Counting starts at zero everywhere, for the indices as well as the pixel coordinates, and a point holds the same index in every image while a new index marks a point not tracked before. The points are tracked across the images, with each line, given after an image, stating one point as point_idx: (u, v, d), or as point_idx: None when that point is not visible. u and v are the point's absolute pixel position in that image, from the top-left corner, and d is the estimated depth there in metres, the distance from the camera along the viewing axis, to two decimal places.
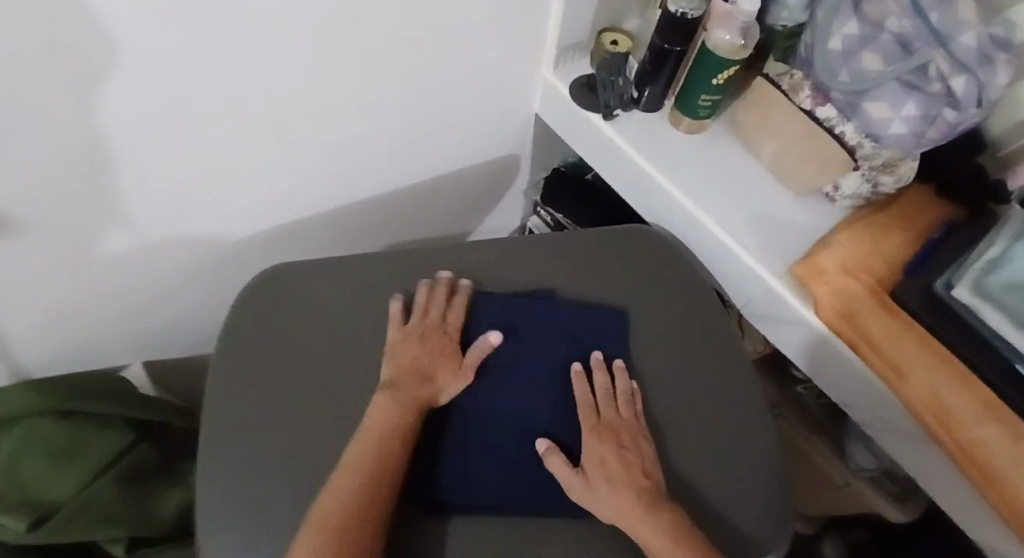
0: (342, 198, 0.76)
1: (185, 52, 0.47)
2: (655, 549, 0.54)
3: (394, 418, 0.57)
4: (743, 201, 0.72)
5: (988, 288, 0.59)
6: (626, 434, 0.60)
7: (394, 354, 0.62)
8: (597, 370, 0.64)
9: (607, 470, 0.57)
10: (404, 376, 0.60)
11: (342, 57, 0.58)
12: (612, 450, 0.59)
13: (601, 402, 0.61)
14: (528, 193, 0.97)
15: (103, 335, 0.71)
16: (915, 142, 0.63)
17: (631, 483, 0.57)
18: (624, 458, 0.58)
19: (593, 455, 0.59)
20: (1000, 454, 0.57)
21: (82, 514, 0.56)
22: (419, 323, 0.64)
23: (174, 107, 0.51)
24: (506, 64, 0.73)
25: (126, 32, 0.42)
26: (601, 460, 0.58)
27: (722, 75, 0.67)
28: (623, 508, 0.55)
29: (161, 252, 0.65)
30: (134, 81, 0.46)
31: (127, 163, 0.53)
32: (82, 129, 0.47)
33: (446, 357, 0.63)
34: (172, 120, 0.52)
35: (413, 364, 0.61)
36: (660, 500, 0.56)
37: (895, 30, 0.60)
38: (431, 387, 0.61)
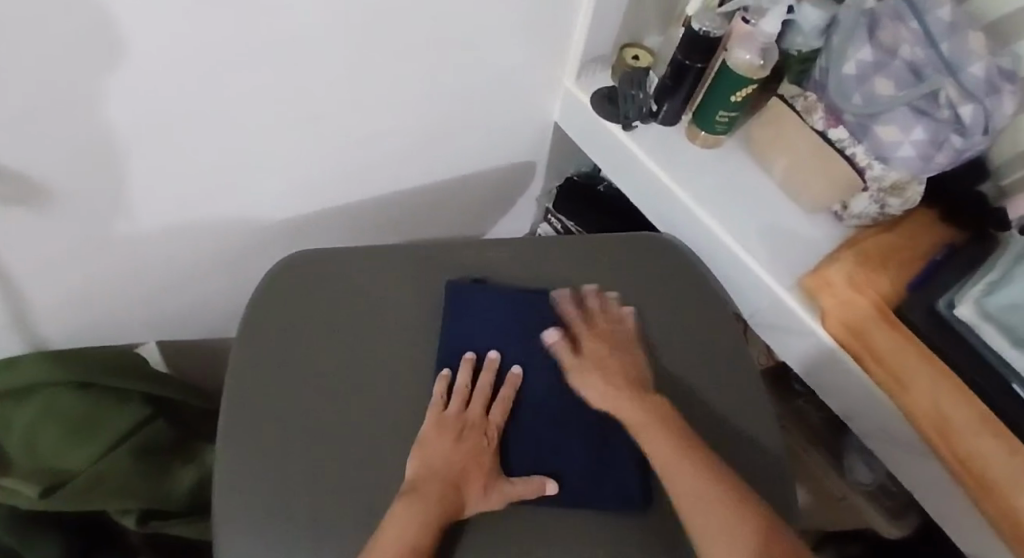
0: (362, 193, 0.78)
1: (219, 35, 0.48)
2: (643, 425, 0.59)
3: (417, 520, 0.52)
4: (754, 213, 0.74)
5: (988, 309, 0.63)
6: (618, 338, 0.66)
7: (422, 451, 0.58)
8: (591, 296, 0.69)
9: (603, 364, 0.63)
10: (429, 481, 0.56)
11: (369, 54, 0.59)
12: (608, 350, 0.64)
13: (593, 313, 0.67)
14: (540, 199, 0.99)
15: (121, 313, 0.71)
16: (924, 165, 0.65)
17: (626, 376, 0.63)
18: (616, 356, 0.64)
19: (591, 353, 0.64)
20: (1000, 465, 0.59)
21: (98, 486, 0.57)
22: (457, 415, 0.61)
23: (202, 87, 0.52)
24: (530, 72, 0.75)
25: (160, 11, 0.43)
26: (596, 359, 0.64)
27: (740, 92, 0.69)
28: (616, 395, 0.61)
29: (187, 232, 0.67)
30: (162, 61, 0.47)
31: (158, 140, 0.54)
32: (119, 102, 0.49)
33: (479, 463, 0.58)
34: (193, 101, 0.53)
35: (444, 465, 0.57)
36: (649, 393, 0.62)
37: (907, 58, 0.64)
38: (456, 497, 0.56)
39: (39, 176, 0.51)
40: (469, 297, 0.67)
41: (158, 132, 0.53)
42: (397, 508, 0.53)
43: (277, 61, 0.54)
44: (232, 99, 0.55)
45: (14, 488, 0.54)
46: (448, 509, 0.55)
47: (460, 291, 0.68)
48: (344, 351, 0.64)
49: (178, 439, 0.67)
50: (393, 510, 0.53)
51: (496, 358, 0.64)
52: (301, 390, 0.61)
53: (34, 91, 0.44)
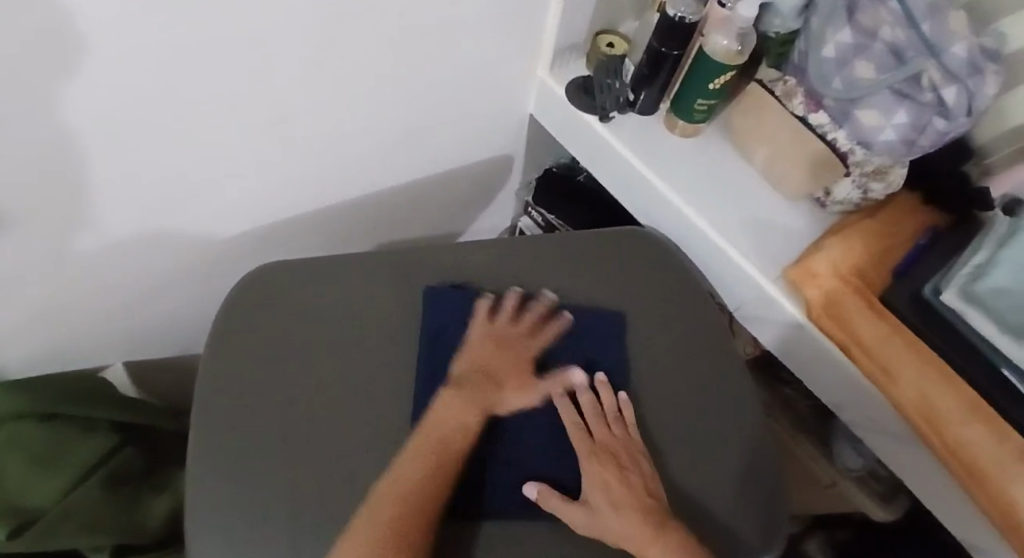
0: (333, 198, 0.75)
1: (175, 47, 0.45)
2: None
3: (452, 414, 0.58)
4: (739, 204, 0.72)
5: (975, 293, 0.63)
6: (622, 450, 0.59)
7: (468, 354, 0.63)
8: (579, 391, 0.62)
9: (612, 496, 0.56)
10: (472, 379, 0.61)
11: (334, 54, 0.56)
12: (615, 474, 0.57)
13: (591, 422, 0.61)
14: (519, 193, 0.96)
15: (82, 334, 0.68)
16: (906, 149, 0.64)
17: (639, 505, 0.56)
18: (628, 481, 0.57)
19: (596, 480, 0.58)
20: (986, 451, 0.59)
21: (67, 520, 0.54)
22: (504, 327, 0.64)
23: (157, 100, 0.48)
24: (503, 65, 0.72)
25: (104, 33, 0.40)
26: (603, 485, 0.57)
27: (719, 80, 0.67)
28: (633, 530, 0.55)
29: (148, 250, 0.63)
30: (110, 79, 0.44)
31: (108, 159, 0.50)
32: (57, 125, 0.45)
33: (521, 373, 0.63)
34: (146, 118, 0.49)
35: (484, 369, 0.62)
36: (668, 519, 0.55)
37: (888, 39, 0.62)
38: (496, 396, 0.61)
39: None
40: (449, 304, 0.65)
41: (109, 147, 0.49)
42: (442, 400, 0.59)
43: (236, 66, 0.50)
44: (187, 105, 0.51)
45: None
46: (481, 407, 0.60)
47: (441, 297, 0.65)
48: (320, 367, 0.61)
49: (148, 467, 0.64)
50: (439, 400, 0.59)
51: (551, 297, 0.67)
52: (276, 412, 0.58)
53: None
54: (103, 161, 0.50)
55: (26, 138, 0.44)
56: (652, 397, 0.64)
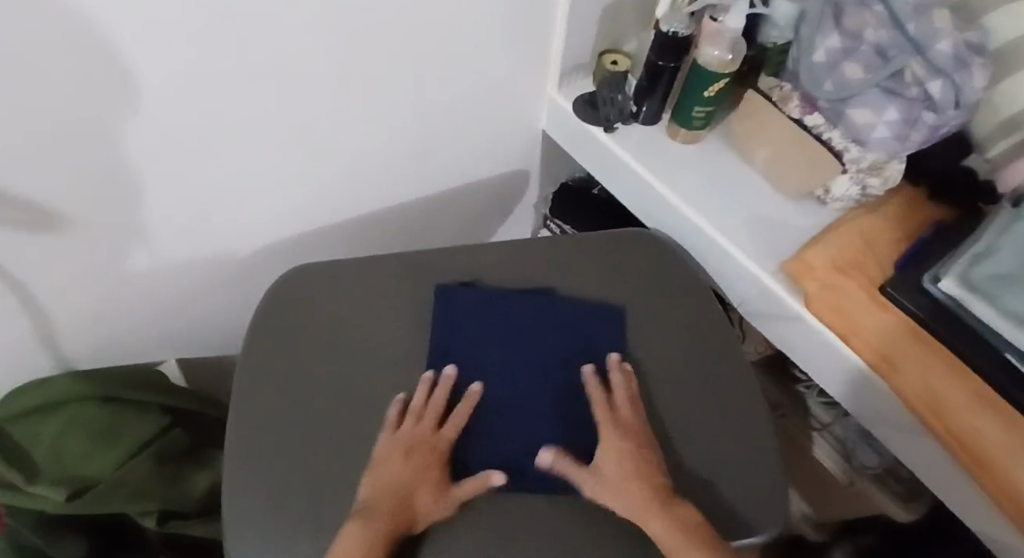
0: (361, 209, 0.82)
1: (219, 68, 0.53)
2: (668, 540, 0.55)
3: (365, 541, 0.54)
4: (740, 204, 0.75)
5: (974, 280, 0.63)
6: (639, 430, 0.62)
7: (376, 468, 0.59)
8: (614, 370, 0.66)
9: (624, 467, 0.60)
10: (380, 498, 0.57)
11: (360, 76, 0.64)
12: (630, 449, 0.61)
13: (619, 398, 0.64)
14: (536, 206, 1.02)
15: (135, 332, 0.76)
16: (900, 145, 0.66)
17: (648, 479, 0.59)
18: (641, 456, 0.60)
19: (611, 453, 0.61)
20: (996, 442, 0.59)
21: (119, 490, 0.61)
22: (409, 432, 0.61)
23: (204, 115, 0.57)
24: (513, 82, 0.79)
25: (162, 54, 0.49)
26: (618, 457, 0.60)
27: (713, 87, 0.71)
28: (641, 501, 0.58)
29: (197, 253, 0.71)
30: (163, 95, 0.52)
31: (161, 166, 0.59)
32: (116, 133, 0.53)
33: (431, 478, 0.59)
34: (194, 132, 0.58)
35: (393, 483, 0.58)
36: (674, 498, 0.58)
37: (873, 40, 0.65)
38: (409, 511, 0.57)
39: (37, 204, 0.54)
40: (454, 301, 0.69)
41: (161, 155, 0.58)
42: (347, 531, 0.55)
43: (273, 86, 0.59)
44: (229, 120, 0.59)
45: (40, 494, 0.58)
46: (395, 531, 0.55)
47: (445, 297, 0.70)
48: (341, 355, 0.67)
49: (191, 449, 0.72)
50: (344, 533, 0.55)
51: (453, 374, 0.65)
52: (302, 396, 0.64)
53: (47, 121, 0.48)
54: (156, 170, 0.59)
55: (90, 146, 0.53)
56: (658, 381, 0.67)
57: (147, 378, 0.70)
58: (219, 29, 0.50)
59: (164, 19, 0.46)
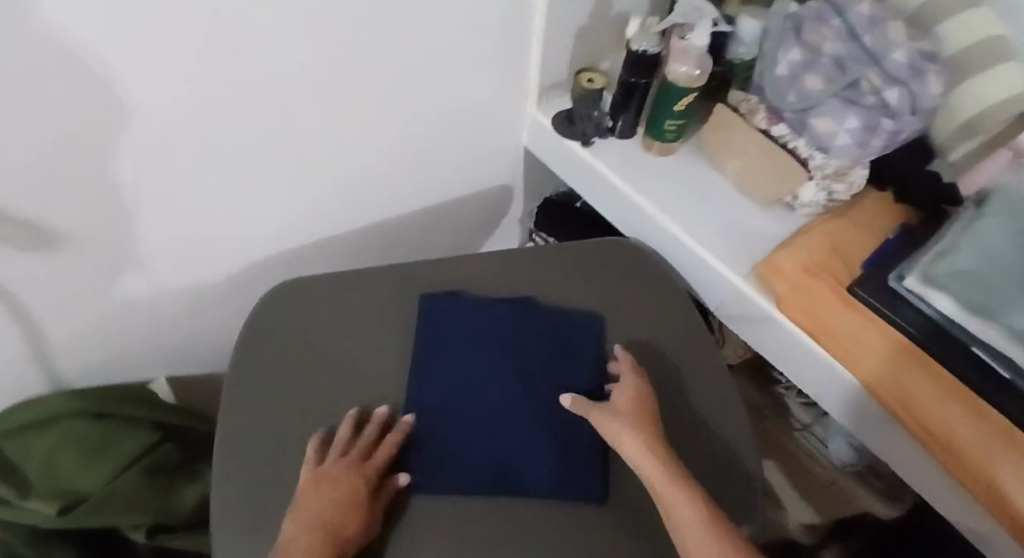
0: (350, 226, 0.84)
1: (206, 89, 0.56)
2: (664, 474, 0.56)
3: None
4: (715, 212, 0.78)
5: (936, 276, 0.67)
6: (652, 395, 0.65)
7: (299, 505, 0.57)
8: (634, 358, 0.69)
9: (635, 410, 0.61)
10: (308, 533, 0.54)
11: (346, 97, 0.67)
12: (645, 400, 0.63)
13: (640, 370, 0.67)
14: (522, 221, 1.05)
15: (128, 350, 0.77)
16: (863, 150, 0.69)
17: (655, 427, 0.60)
18: (651, 410, 0.62)
19: (628, 398, 0.63)
20: (963, 430, 0.60)
21: (108, 503, 0.63)
22: (332, 467, 0.60)
23: (193, 136, 0.59)
24: (493, 102, 0.82)
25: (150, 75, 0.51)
26: (634, 401, 0.62)
27: (682, 102, 0.74)
28: (645, 441, 0.58)
29: (188, 272, 0.73)
30: (151, 116, 0.54)
31: (151, 187, 0.61)
32: (107, 155, 0.55)
33: (357, 507, 0.58)
34: (182, 152, 0.60)
35: (319, 517, 0.56)
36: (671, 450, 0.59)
37: (832, 53, 0.68)
38: (336, 541, 0.55)
39: (36, 225, 0.56)
40: (439, 310, 0.71)
41: (150, 175, 0.60)
42: None
43: (260, 107, 0.61)
44: (217, 141, 0.61)
45: (35, 507, 0.61)
46: None
47: (430, 305, 0.71)
48: (330, 365, 0.68)
49: (184, 463, 0.72)
50: None
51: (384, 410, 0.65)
52: (291, 407, 0.66)
53: (38, 143, 0.50)
54: (147, 191, 0.61)
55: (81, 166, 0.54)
56: None
57: (139, 393, 0.72)
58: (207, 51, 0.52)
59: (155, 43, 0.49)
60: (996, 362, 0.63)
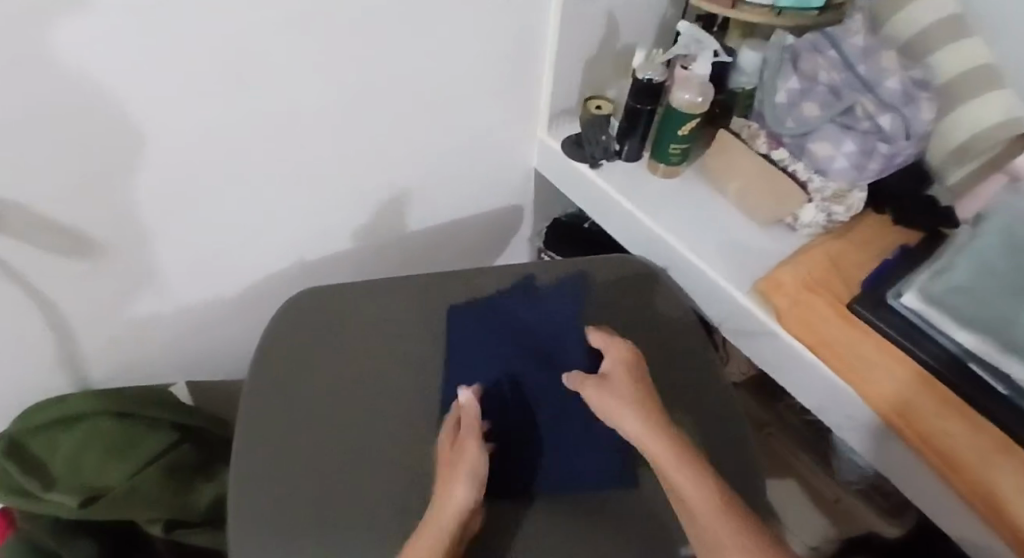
0: (366, 241, 0.88)
1: (235, 100, 0.61)
2: (659, 444, 0.56)
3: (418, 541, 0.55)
4: (717, 230, 0.81)
5: (934, 294, 0.67)
6: (638, 359, 0.65)
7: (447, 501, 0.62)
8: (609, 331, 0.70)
9: (624, 378, 0.62)
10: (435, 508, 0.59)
11: (366, 113, 0.71)
12: (633, 369, 0.63)
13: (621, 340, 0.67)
14: (530, 240, 1.08)
15: (152, 356, 0.81)
16: (859, 174, 0.72)
17: (646, 393, 0.61)
18: (639, 377, 0.63)
19: (616, 366, 0.63)
20: (961, 443, 0.62)
21: (129, 498, 0.66)
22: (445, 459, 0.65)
23: (220, 144, 0.64)
24: (504, 125, 0.86)
25: (184, 83, 0.56)
26: (623, 369, 0.63)
27: (685, 127, 0.78)
28: (640, 409, 0.59)
29: (212, 281, 0.77)
30: (183, 124, 0.59)
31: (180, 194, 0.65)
32: (140, 160, 0.60)
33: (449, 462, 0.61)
34: (210, 160, 0.64)
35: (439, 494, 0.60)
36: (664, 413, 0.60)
37: (828, 81, 0.72)
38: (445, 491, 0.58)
39: (76, 228, 0.61)
40: (461, 324, 0.74)
41: (179, 182, 0.64)
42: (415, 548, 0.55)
43: (284, 118, 0.66)
44: (243, 150, 0.66)
45: (59, 501, 0.64)
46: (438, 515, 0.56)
47: (454, 317, 0.74)
48: (343, 370, 0.71)
49: (201, 462, 0.75)
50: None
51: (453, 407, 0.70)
52: (305, 410, 0.68)
53: (79, 148, 0.55)
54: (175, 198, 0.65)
55: (116, 170, 0.59)
56: None
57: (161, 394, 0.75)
58: (237, 63, 0.58)
59: (191, 53, 0.54)
60: (993, 378, 0.64)
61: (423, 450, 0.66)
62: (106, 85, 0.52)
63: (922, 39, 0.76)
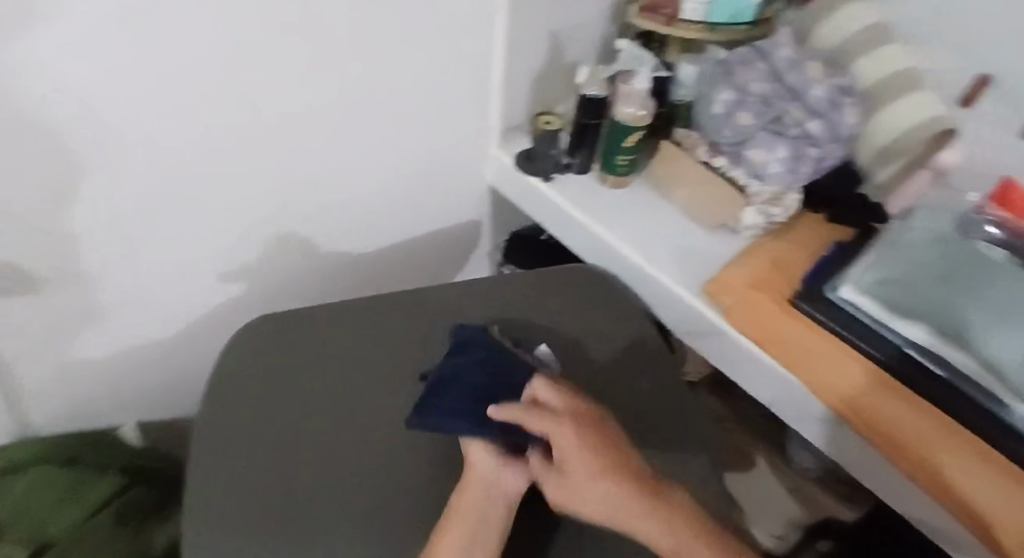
0: (326, 263, 0.90)
1: (179, 127, 0.63)
2: (656, 534, 0.53)
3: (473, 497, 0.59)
4: (665, 236, 0.84)
5: (865, 286, 0.73)
6: (594, 427, 0.55)
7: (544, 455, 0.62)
8: (545, 390, 0.57)
9: (587, 471, 0.53)
10: None
11: (315, 137, 0.74)
12: (593, 451, 0.53)
13: (563, 406, 0.56)
14: (491, 254, 1.11)
15: (111, 383, 0.82)
16: (793, 176, 0.76)
17: (621, 477, 0.53)
18: (602, 458, 0.53)
19: (573, 459, 0.54)
20: (905, 426, 0.64)
21: (76, 545, 0.71)
22: None
23: (167, 170, 0.65)
24: (456, 143, 0.89)
25: (124, 111, 0.58)
26: (581, 463, 0.53)
27: (630, 139, 0.82)
28: (619, 504, 0.53)
29: (169, 307, 0.78)
30: (127, 151, 0.61)
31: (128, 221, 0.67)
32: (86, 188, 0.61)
33: None
34: (158, 187, 0.66)
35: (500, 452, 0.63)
36: (648, 492, 0.53)
37: (759, 92, 0.76)
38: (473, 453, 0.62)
39: (22, 259, 0.63)
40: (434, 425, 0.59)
41: (126, 209, 0.66)
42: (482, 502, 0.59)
43: (231, 144, 0.68)
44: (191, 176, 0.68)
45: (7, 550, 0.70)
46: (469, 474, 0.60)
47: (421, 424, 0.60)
48: (310, 386, 0.70)
49: (155, 505, 0.80)
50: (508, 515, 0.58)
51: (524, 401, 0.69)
52: (267, 424, 0.66)
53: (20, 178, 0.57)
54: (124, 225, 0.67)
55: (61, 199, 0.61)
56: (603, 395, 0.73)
57: (105, 450, 0.81)
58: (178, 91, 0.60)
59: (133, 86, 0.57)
60: (933, 362, 0.68)
61: (390, 459, 0.65)
62: (45, 115, 0.54)
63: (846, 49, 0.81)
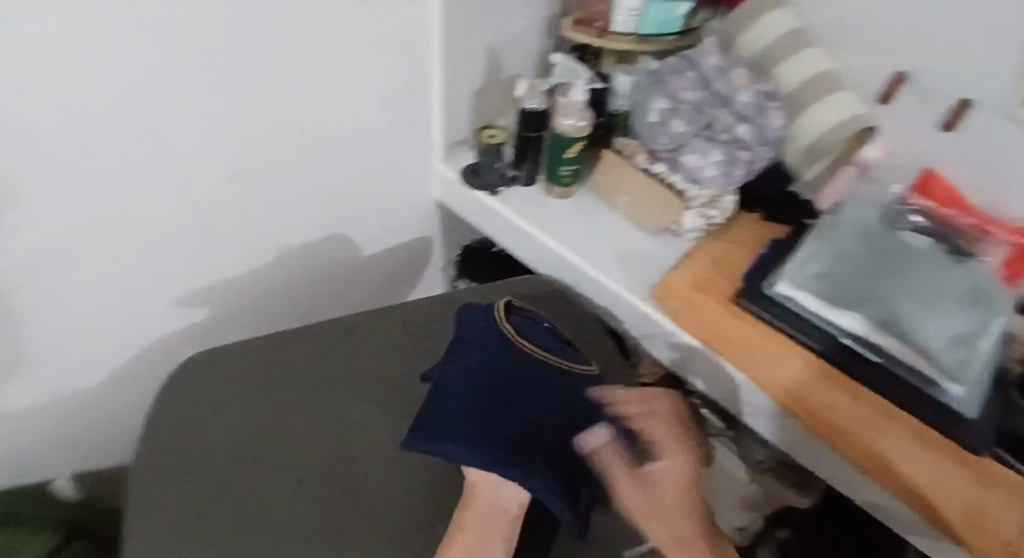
0: (274, 287, 0.89)
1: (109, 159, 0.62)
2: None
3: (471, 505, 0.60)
4: (611, 242, 0.86)
5: (800, 280, 0.75)
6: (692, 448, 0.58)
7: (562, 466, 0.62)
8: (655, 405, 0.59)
9: (671, 491, 0.54)
10: None
11: (253, 162, 0.73)
12: (684, 472, 0.55)
13: (679, 421, 0.59)
14: (444, 269, 1.11)
15: (50, 424, 0.80)
16: (727, 179, 0.80)
17: (695, 503, 0.55)
18: (689, 481, 0.55)
19: (661, 478, 0.55)
20: (846, 413, 0.68)
21: None
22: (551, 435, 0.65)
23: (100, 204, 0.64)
24: (399, 160, 0.90)
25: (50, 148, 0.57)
26: (671, 482, 0.55)
27: (571, 150, 0.84)
28: (682, 528, 0.54)
29: (111, 342, 0.77)
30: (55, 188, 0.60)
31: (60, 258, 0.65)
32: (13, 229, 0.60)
33: None
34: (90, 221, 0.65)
35: None
36: (709, 522, 0.56)
37: (691, 100, 0.79)
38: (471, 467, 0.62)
39: None
40: (434, 449, 0.59)
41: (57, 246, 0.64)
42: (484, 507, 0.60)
43: (165, 174, 0.67)
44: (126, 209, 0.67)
45: None
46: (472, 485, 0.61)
47: (419, 448, 0.60)
48: (250, 420, 0.70)
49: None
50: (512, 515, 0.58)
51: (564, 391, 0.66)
52: (209, 462, 0.66)
53: None
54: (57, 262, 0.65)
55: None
56: None
57: (36, 501, 0.82)
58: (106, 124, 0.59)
59: (58, 124, 0.56)
60: (871, 352, 0.71)
61: (343, 484, 0.65)
62: None
63: (769, 55, 0.85)
